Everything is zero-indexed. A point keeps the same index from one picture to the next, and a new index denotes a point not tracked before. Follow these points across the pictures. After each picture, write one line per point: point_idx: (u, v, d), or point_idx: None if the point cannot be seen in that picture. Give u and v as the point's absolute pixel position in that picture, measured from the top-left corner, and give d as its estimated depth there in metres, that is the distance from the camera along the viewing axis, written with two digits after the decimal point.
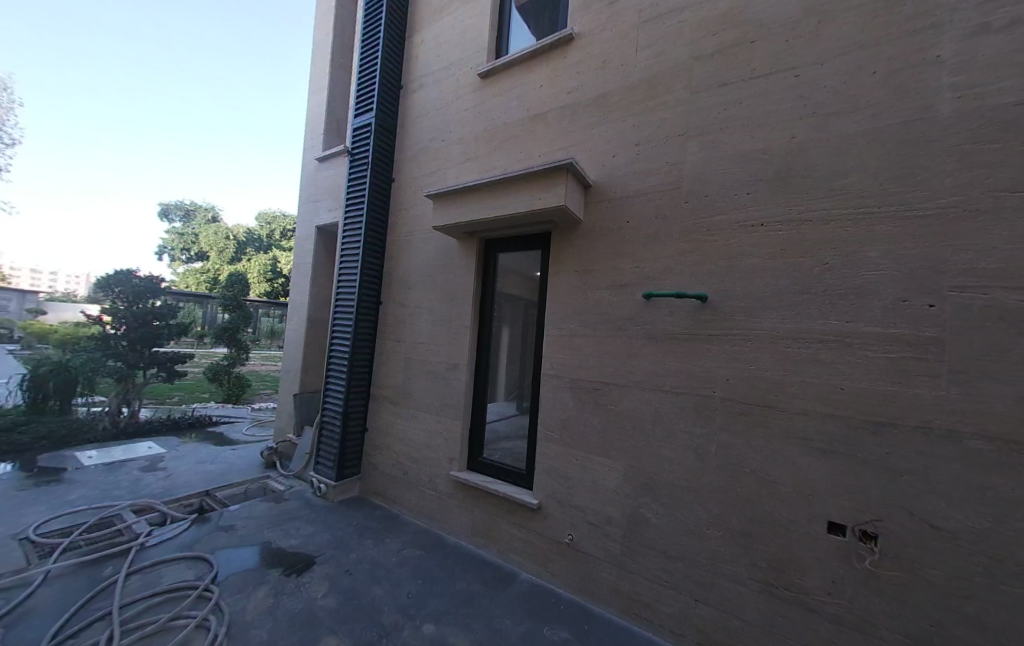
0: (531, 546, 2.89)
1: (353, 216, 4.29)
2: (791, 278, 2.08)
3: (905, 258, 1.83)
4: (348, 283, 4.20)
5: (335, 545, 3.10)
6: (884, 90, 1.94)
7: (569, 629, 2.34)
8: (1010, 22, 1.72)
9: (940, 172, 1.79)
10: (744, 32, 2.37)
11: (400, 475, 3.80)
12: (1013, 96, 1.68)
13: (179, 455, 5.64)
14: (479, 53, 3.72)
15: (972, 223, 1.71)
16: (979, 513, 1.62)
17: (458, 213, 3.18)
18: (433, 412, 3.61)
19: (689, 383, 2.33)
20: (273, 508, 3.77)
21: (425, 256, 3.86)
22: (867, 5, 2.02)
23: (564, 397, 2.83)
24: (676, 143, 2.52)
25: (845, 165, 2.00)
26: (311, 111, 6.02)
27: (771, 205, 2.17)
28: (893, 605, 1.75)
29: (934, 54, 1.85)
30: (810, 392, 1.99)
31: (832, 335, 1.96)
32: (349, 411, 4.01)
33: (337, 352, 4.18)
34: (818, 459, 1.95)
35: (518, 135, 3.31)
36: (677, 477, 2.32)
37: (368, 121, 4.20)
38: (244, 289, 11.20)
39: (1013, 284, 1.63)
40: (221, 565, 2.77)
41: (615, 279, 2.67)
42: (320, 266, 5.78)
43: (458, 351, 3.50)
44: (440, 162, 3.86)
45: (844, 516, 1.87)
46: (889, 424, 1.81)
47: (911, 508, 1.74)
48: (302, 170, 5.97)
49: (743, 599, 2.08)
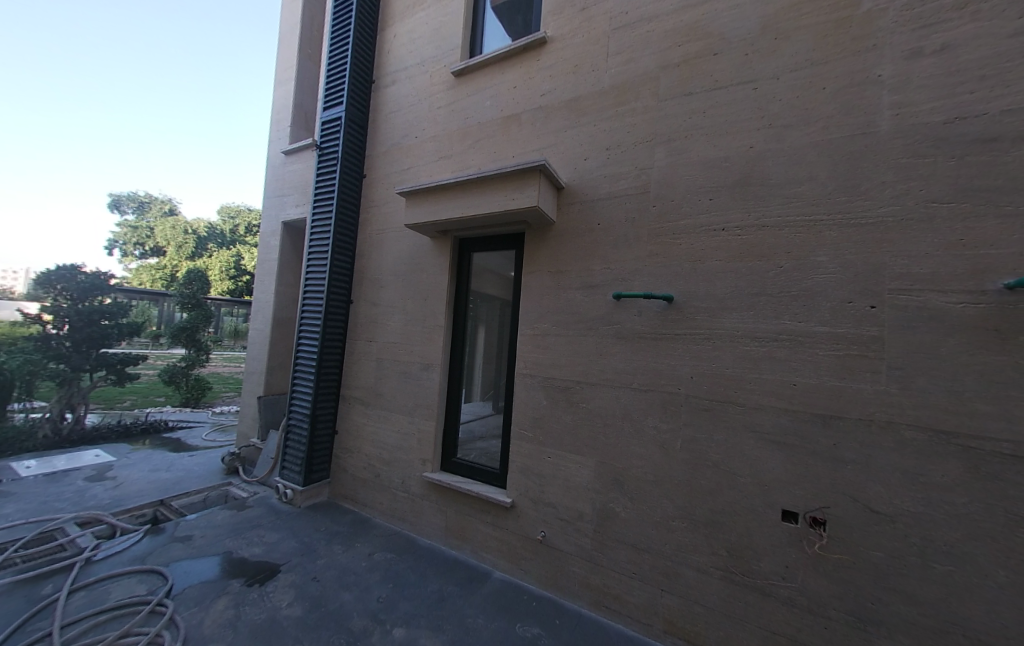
0: (504, 544, 2.90)
1: (321, 211, 4.16)
2: (749, 280, 2.19)
3: (850, 262, 1.96)
4: (316, 281, 4.07)
5: (301, 552, 3.01)
6: (832, 106, 2.08)
7: (540, 624, 2.37)
8: (941, 47, 1.88)
9: (880, 183, 1.94)
10: (706, 44, 2.47)
11: (371, 478, 3.73)
12: (942, 115, 1.84)
13: (131, 463, 5.30)
14: (452, 51, 3.70)
15: (907, 231, 1.86)
16: (913, 497, 1.77)
17: (431, 211, 3.15)
18: (406, 413, 3.57)
19: (656, 380, 2.42)
20: (234, 515, 3.61)
21: (398, 255, 3.80)
22: (817, 24, 2.16)
23: (537, 396, 2.86)
24: (644, 148, 2.60)
25: (798, 174, 2.12)
26: (278, 102, 5.80)
27: (731, 211, 2.28)
28: (839, 586, 1.88)
29: (875, 74, 1.99)
30: (767, 388, 2.11)
31: (786, 335, 2.08)
32: (318, 413, 3.89)
33: (304, 353, 4.05)
34: (772, 451, 2.07)
35: (492, 134, 3.32)
36: (645, 472, 2.40)
37: (338, 114, 4.09)
38: (203, 287, 10.63)
39: (942, 287, 1.78)
40: (177, 577, 2.63)
41: (586, 280, 2.73)
42: (287, 264, 5.58)
43: (431, 351, 3.47)
44: (413, 159, 3.81)
45: (796, 504, 1.99)
46: (836, 416, 1.94)
47: (855, 494, 1.88)
48: (268, 163, 5.74)
49: (706, 586, 2.18)
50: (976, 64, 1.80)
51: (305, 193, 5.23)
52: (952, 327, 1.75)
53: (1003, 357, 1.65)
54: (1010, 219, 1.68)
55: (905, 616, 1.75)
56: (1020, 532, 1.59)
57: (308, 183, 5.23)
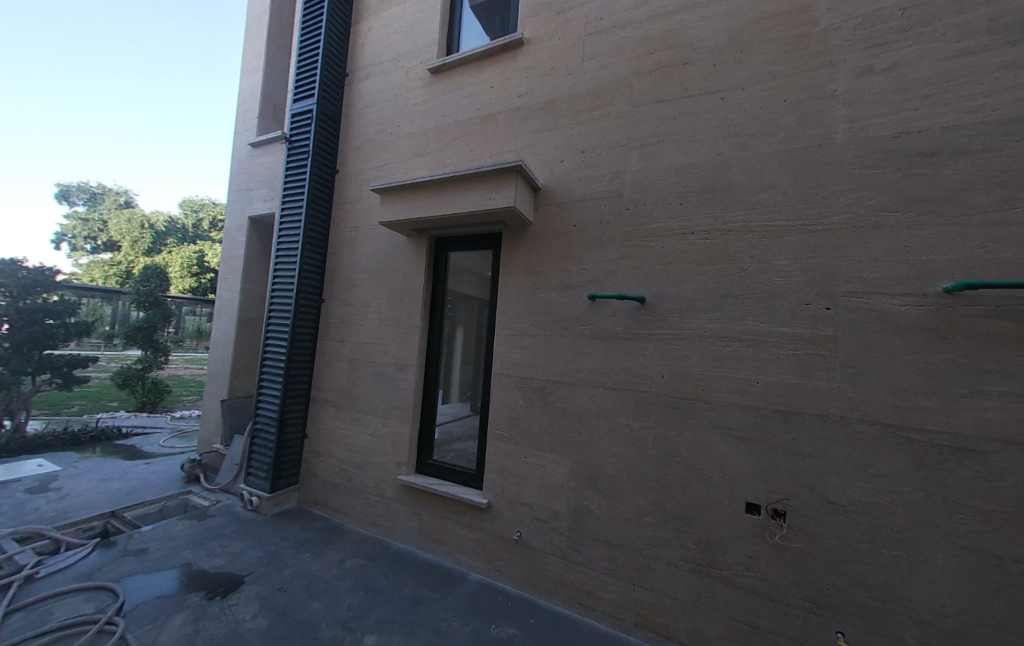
0: (479, 545, 2.89)
1: (290, 206, 4.01)
2: (717, 282, 2.28)
3: (809, 266, 2.07)
4: (285, 279, 3.92)
5: (267, 562, 2.89)
6: (792, 117, 2.19)
7: (515, 624, 2.37)
8: (889, 66, 2.01)
9: (835, 192, 2.05)
10: (677, 53, 2.55)
11: (343, 482, 3.63)
12: (890, 130, 1.97)
13: (79, 473, 4.94)
14: (429, 48, 3.65)
15: (859, 237, 1.98)
16: (863, 487, 1.88)
17: (406, 209, 3.09)
18: (380, 415, 3.49)
19: (629, 379, 2.47)
20: (194, 526, 3.43)
21: (372, 253, 3.72)
22: (779, 40, 2.27)
23: (514, 396, 2.86)
24: (619, 152, 2.65)
25: (761, 181, 2.22)
26: (244, 92, 5.55)
27: (700, 216, 2.36)
28: (798, 573, 1.98)
29: (831, 89, 2.11)
30: (732, 386, 2.19)
31: (750, 335, 2.17)
32: (286, 416, 3.75)
33: (272, 354, 3.89)
34: (737, 446, 2.15)
35: (469, 133, 3.30)
36: (618, 469, 2.45)
37: (309, 107, 3.95)
38: (161, 284, 10.02)
39: (889, 290, 1.91)
40: (129, 593, 2.47)
41: (562, 281, 2.75)
42: (254, 261, 5.35)
43: (406, 351, 3.41)
44: (388, 156, 3.74)
45: (759, 496, 2.08)
46: (795, 412, 2.04)
47: (812, 486, 1.98)
48: (233, 156, 5.50)
49: (676, 579, 2.24)
50: (920, 83, 1.94)
51: (274, 188, 5.04)
52: (899, 327, 1.88)
53: (942, 355, 1.79)
54: (948, 228, 1.82)
55: (858, 599, 1.85)
56: (958, 517, 1.71)
57: (277, 177, 5.04)
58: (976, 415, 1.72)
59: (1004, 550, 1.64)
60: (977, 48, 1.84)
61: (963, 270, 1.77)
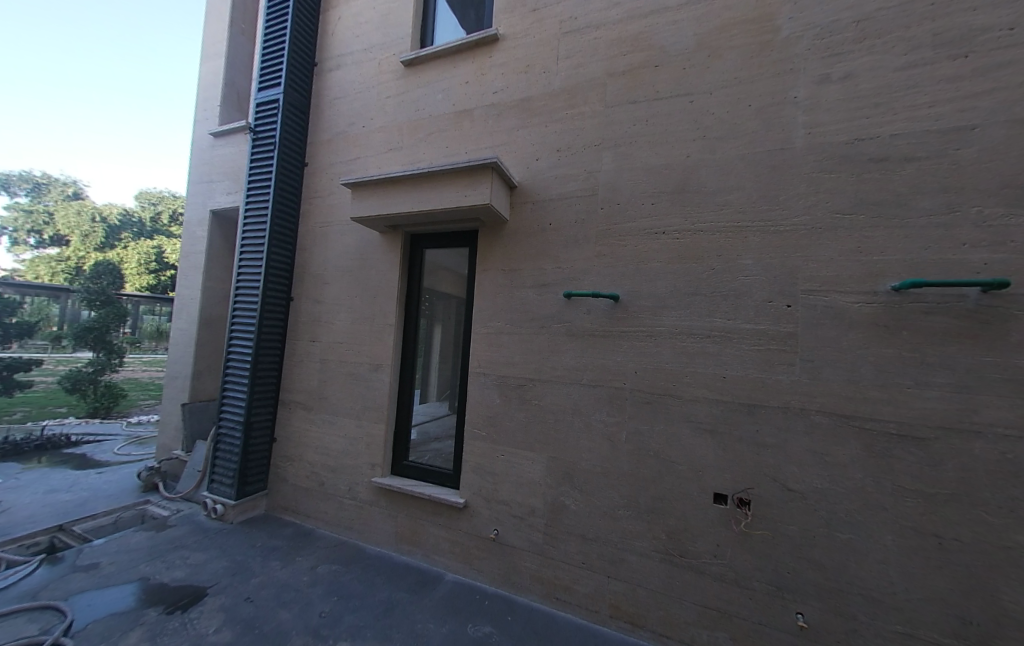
0: (456, 545, 2.87)
1: (255, 200, 3.83)
2: (687, 280, 2.34)
3: (772, 265, 2.16)
4: (250, 277, 3.75)
5: (232, 572, 2.77)
6: (756, 122, 2.27)
7: (492, 622, 2.36)
8: (845, 75, 2.11)
9: (795, 194, 2.15)
10: (649, 55, 2.59)
11: (315, 486, 3.52)
12: (845, 136, 2.08)
13: (21, 485, 4.57)
14: (402, 40, 3.57)
15: (817, 238, 2.08)
16: (821, 474, 1.98)
17: (379, 205, 3.02)
18: (353, 416, 3.41)
19: (604, 376, 2.51)
20: (152, 537, 3.24)
21: (343, 250, 3.62)
22: (745, 46, 2.35)
23: (491, 395, 2.85)
24: (593, 151, 2.68)
25: (728, 183, 2.30)
26: (204, 79, 5.27)
27: (670, 216, 2.42)
28: (762, 559, 2.06)
29: (792, 96, 2.21)
30: (701, 381, 2.27)
31: (718, 331, 2.25)
32: (252, 420, 3.60)
33: (236, 355, 3.72)
34: (706, 439, 2.23)
35: (444, 129, 3.25)
36: (593, 465, 2.49)
37: (275, 96, 3.78)
38: (115, 282, 9.43)
39: (844, 289, 2.02)
40: (78, 612, 2.30)
41: (538, 279, 2.76)
42: (217, 257, 5.10)
43: (380, 351, 3.34)
44: (360, 150, 3.64)
45: (725, 487, 2.16)
46: (759, 405, 2.13)
47: (774, 475, 2.07)
48: (193, 145, 5.21)
49: (648, 570, 2.30)
50: (872, 93, 2.05)
51: (238, 180, 4.81)
52: (853, 323, 1.99)
53: (891, 349, 1.91)
54: (896, 230, 1.94)
55: (815, 581, 1.96)
56: (905, 500, 1.83)
57: (241, 170, 4.81)
58: (920, 405, 1.84)
59: (944, 529, 1.77)
60: (923, 61, 1.97)
61: (909, 270, 1.90)
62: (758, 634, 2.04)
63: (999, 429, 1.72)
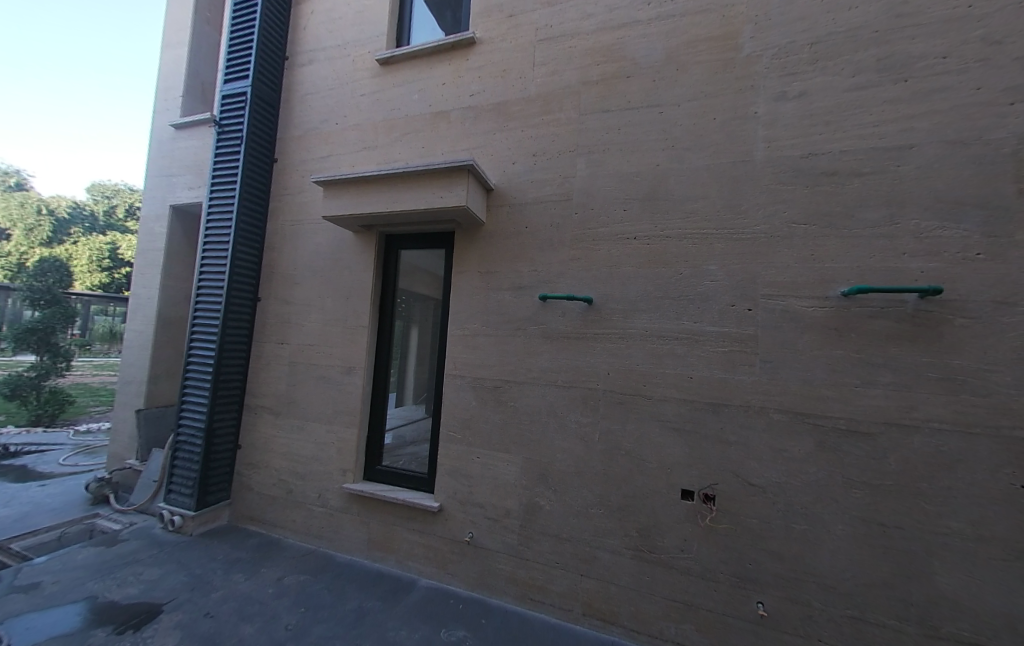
0: (430, 550, 2.84)
1: (220, 196, 3.67)
2: (657, 284, 2.42)
3: (735, 271, 2.27)
4: (213, 276, 3.59)
5: (190, 587, 2.62)
6: (721, 134, 2.39)
7: (465, 626, 2.34)
8: (800, 93, 2.25)
9: (756, 204, 2.27)
10: (622, 66, 2.67)
11: (282, 493, 3.40)
12: (801, 150, 2.21)
13: None
14: (377, 38, 3.52)
15: (776, 246, 2.20)
16: (779, 469, 2.09)
17: (352, 204, 2.96)
18: (324, 420, 3.31)
19: (578, 377, 2.55)
20: (100, 554, 3.03)
21: (315, 249, 3.52)
22: (710, 61, 2.46)
23: (466, 397, 2.85)
24: (568, 157, 2.73)
25: (695, 192, 2.40)
26: (165, 67, 5.02)
27: (641, 222, 2.50)
28: (725, 552, 2.15)
29: (753, 111, 2.33)
30: (669, 382, 2.35)
31: (685, 334, 2.34)
32: (214, 426, 3.43)
33: (198, 358, 3.54)
34: (674, 437, 2.31)
35: (419, 129, 3.23)
36: (567, 465, 2.52)
37: (242, 89, 3.64)
38: (61, 280, 8.80)
39: (799, 293, 2.14)
40: (15, 635, 2.12)
41: (514, 281, 2.79)
42: (177, 255, 4.85)
43: (353, 353, 3.27)
44: (333, 147, 3.56)
45: (692, 483, 2.24)
46: (722, 404, 2.23)
47: (737, 471, 2.17)
48: (152, 137, 4.95)
49: (619, 567, 2.35)
50: (824, 111, 2.19)
51: (201, 175, 4.59)
52: (807, 326, 2.11)
53: (840, 351, 2.04)
54: (846, 239, 2.08)
55: (774, 571, 2.06)
56: (853, 492, 1.96)
57: (205, 164, 4.60)
58: (866, 402, 1.98)
59: (888, 518, 1.90)
60: (869, 83, 2.12)
61: (857, 276, 2.04)
62: (722, 624, 2.12)
63: (935, 423, 1.87)
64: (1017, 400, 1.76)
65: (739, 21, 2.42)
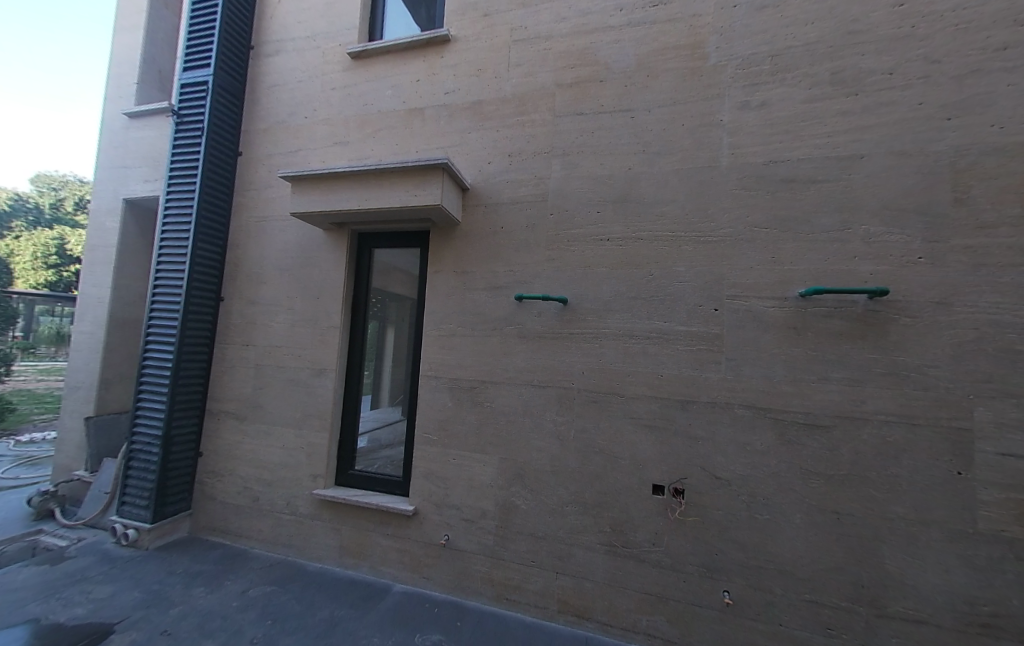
0: (405, 554, 2.80)
1: (178, 190, 3.48)
2: (629, 285, 2.48)
3: (702, 272, 2.35)
4: (170, 274, 3.39)
5: (146, 604, 2.47)
6: (689, 140, 2.46)
7: (441, 629, 2.32)
8: (761, 103, 2.36)
9: (721, 208, 2.35)
10: (595, 70, 2.71)
11: (248, 502, 3.27)
12: (763, 158, 2.32)
13: None
14: (348, 31, 3.43)
15: (740, 248, 2.30)
16: (743, 462, 2.18)
17: (322, 200, 2.87)
18: (293, 424, 3.20)
19: (554, 377, 2.58)
20: (43, 573, 2.81)
21: (282, 247, 3.40)
22: (679, 69, 2.54)
23: (441, 398, 2.82)
24: (542, 158, 2.75)
25: (665, 195, 2.47)
26: (117, 51, 4.71)
27: (614, 224, 2.55)
28: (694, 544, 2.23)
29: (718, 118, 2.42)
30: (641, 380, 2.40)
31: (656, 333, 2.40)
32: (173, 433, 3.25)
33: (153, 361, 3.34)
34: (646, 434, 2.36)
35: (393, 126, 3.17)
36: (542, 464, 2.54)
37: (203, 78, 3.47)
38: None
39: (762, 294, 2.24)
40: None
41: (490, 281, 2.78)
42: (131, 252, 4.56)
43: (324, 354, 3.17)
44: (302, 142, 3.45)
45: (662, 478, 2.31)
46: (691, 401, 2.31)
47: (705, 466, 2.24)
48: (103, 125, 4.63)
49: (594, 563, 2.39)
50: (783, 121, 2.31)
51: (157, 167, 4.34)
52: (768, 325, 2.22)
53: (799, 349, 2.15)
54: (803, 243, 2.19)
55: (739, 561, 2.15)
56: (811, 482, 2.07)
57: (162, 156, 4.35)
58: (822, 397, 2.10)
59: (841, 506, 2.01)
60: (823, 96, 2.25)
61: (814, 278, 2.15)
62: (691, 614, 2.19)
63: (883, 416, 2.00)
64: (953, 393, 1.90)
65: (706, 31, 2.51)
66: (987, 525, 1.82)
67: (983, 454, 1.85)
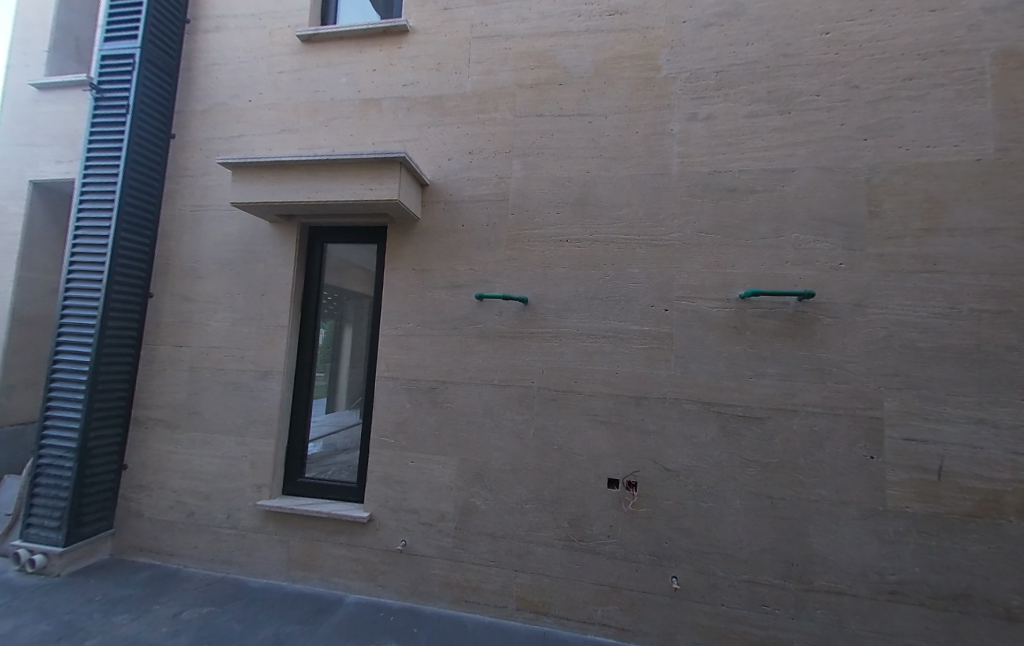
0: (359, 562, 2.70)
1: (96, 173, 3.11)
2: (586, 286, 2.54)
3: (654, 274, 2.45)
4: (87, 267, 3.03)
5: (57, 637, 2.18)
6: (642, 147, 2.56)
7: (397, 637, 2.25)
8: (707, 116, 2.50)
9: (671, 214, 2.47)
10: (554, 73, 2.75)
11: (183, 516, 3.00)
12: (709, 167, 2.46)
13: None
14: (298, 13, 3.24)
15: (687, 253, 2.43)
16: (690, 454, 2.31)
17: (268, 189, 2.68)
18: (234, 430, 2.98)
19: (514, 376, 2.58)
20: None
21: (223, 240, 3.14)
22: (634, 78, 2.63)
23: (399, 399, 2.74)
24: (502, 157, 2.75)
25: (620, 200, 2.55)
26: (24, 14, 4.15)
27: (572, 226, 2.60)
28: (646, 534, 2.32)
29: (669, 128, 2.54)
30: (598, 378, 2.47)
31: (612, 333, 2.48)
32: (90, 445, 2.90)
33: (66, 365, 2.97)
34: (602, 430, 2.43)
35: (347, 117, 3.03)
36: (502, 463, 2.55)
37: (127, 50, 3.12)
38: None
39: (707, 296, 2.38)
40: None
41: (450, 280, 2.74)
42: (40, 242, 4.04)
43: (271, 355, 2.98)
44: (245, 126, 3.21)
45: (616, 473, 2.39)
46: (644, 397, 2.40)
47: (656, 459, 2.35)
48: (5, 97, 4.06)
49: (552, 558, 2.43)
50: (727, 134, 2.46)
51: (72, 147, 3.85)
52: (713, 325, 2.36)
53: (739, 347, 2.31)
54: (744, 248, 2.35)
55: (686, 547, 2.27)
56: (749, 470, 2.23)
57: (77, 134, 3.87)
58: (759, 391, 2.26)
59: (776, 491, 2.19)
60: (762, 113, 2.42)
61: (753, 281, 2.32)
62: (642, 602, 2.29)
63: (810, 407, 2.19)
64: (868, 385, 2.13)
65: (658, 43, 2.62)
66: (895, 503, 2.05)
67: (891, 439, 2.08)
